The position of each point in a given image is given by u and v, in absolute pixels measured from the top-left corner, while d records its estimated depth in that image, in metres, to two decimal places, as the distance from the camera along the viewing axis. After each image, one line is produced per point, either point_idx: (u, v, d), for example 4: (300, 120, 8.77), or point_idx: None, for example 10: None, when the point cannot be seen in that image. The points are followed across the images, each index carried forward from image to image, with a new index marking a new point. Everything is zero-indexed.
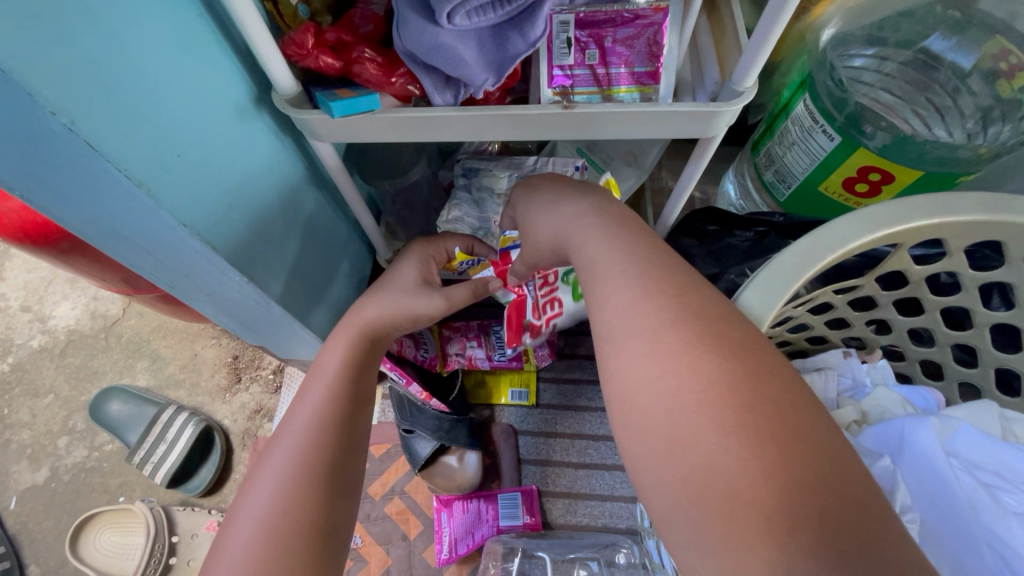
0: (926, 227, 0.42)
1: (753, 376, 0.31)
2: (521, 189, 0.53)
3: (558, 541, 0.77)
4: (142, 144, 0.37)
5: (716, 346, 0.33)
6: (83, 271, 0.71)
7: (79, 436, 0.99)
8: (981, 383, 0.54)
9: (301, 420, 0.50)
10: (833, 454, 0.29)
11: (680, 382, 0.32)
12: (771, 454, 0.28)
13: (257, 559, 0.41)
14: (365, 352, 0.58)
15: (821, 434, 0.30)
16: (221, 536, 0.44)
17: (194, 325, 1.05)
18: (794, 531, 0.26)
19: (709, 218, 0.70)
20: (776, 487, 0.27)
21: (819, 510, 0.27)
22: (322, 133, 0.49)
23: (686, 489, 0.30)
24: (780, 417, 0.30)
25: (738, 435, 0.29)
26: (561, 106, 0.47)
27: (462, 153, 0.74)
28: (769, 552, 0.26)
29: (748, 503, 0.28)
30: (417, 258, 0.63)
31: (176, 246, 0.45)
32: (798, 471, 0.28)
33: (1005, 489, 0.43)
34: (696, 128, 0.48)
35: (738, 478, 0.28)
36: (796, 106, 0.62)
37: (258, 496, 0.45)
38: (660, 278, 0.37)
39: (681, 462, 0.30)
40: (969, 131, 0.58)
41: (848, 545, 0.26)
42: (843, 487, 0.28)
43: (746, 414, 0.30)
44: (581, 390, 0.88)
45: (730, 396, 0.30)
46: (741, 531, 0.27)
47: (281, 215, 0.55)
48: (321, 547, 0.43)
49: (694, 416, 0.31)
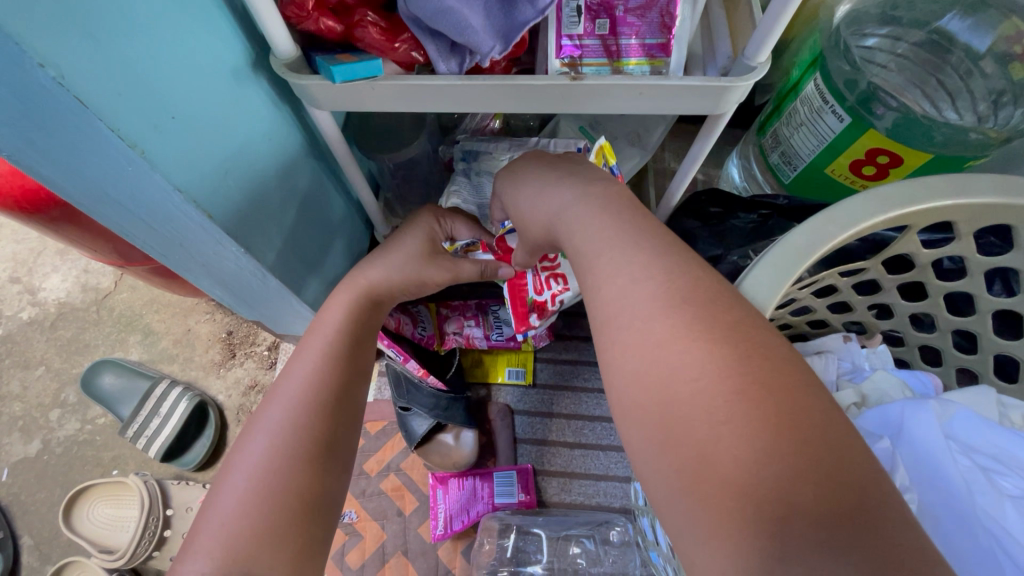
0: (936, 210, 0.42)
1: (754, 360, 0.31)
2: (504, 172, 0.53)
3: (553, 519, 0.79)
4: (136, 103, 0.36)
5: (724, 325, 0.32)
6: (75, 240, 0.70)
7: (72, 409, 0.98)
8: (979, 368, 0.54)
9: (295, 387, 0.50)
10: (838, 440, 0.28)
11: (678, 367, 0.31)
12: (767, 441, 0.28)
13: (246, 522, 0.41)
14: (364, 325, 0.57)
15: (824, 418, 0.29)
16: (211, 498, 0.44)
17: (188, 300, 1.04)
18: (788, 518, 0.26)
19: (713, 200, 0.69)
20: (772, 472, 0.27)
21: (817, 496, 0.26)
22: (322, 100, 0.48)
23: (683, 474, 0.29)
24: (781, 400, 0.29)
25: (735, 418, 0.29)
26: (569, 77, 0.45)
27: (463, 130, 0.72)
28: (763, 541, 0.26)
29: (741, 489, 0.27)
30: (422, 229, 0.63)
31: (170, 212, 0.44)
32: (795, 457, 0.27)
33: (1000, 472, 0.44)
34: (706, 104, 0.47)
35: (731, 461, 0.28)
36: (806, 85, 0.61)
37: (249, 460, 0.45)
38: (668, 257, 0.36)
39: (677, 448, 0.30)
40: (979, 115, 0.57)
41: (845, 532, 0.25)
42: (845, 473, 0.27)
43: (741, 399, 0.29)
44: (578, 370, 0.88)
45: (726, 380, 0.30)
46: (732, 519, 0.27)
47: (278, 186, 0.54)
48: (311, 517, 0.44)
49: (690, 400, 0.30)
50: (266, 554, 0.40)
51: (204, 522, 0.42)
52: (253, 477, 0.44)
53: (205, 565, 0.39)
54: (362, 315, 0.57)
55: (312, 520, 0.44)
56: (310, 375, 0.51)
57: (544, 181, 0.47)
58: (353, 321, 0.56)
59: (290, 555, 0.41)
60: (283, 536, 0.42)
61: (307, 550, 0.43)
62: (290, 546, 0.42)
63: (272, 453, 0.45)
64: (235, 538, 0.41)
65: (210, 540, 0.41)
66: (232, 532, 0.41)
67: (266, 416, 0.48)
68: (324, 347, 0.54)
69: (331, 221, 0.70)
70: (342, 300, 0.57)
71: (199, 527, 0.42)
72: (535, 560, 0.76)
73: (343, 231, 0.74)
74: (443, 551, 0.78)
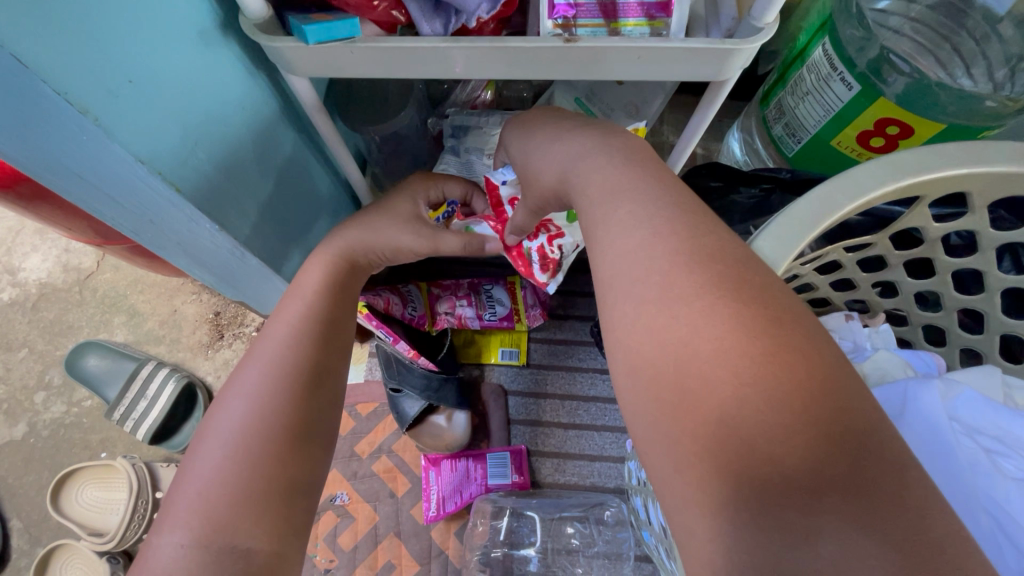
0: (952, 179, 0.40)
1: (772, 325, 0.29)
2: (517, 130, 0.50)
3: (548, 500, 0.78)
4: (86, 62, 0.33)
5: (733, 294, 0.30)
6: (47, 219, 0.67)
7: (57, 391, 0.96)
8: (983, 349, 0.53)
9: (271, 356, 0.49)
10: (868, 415, 0.26)
11: (688, 334, 0.29)
12: (796, 409, 0.26)
13: (225, 497, 0.40)
14: (339, 288, 0.56)
15: (850, 392, 0.27)
16: (187, 465, 0.43)
17: (173, 279, 1.01)
18: (812, 494, 0.24)
19: (713, 173, 0.66)
20: (796, 444, 0.25)
21: (824, 471, 0.24)
22: (297, 65, 0.44)
23: (694, 447, 0.27)
24: (797, 369, 0.27)
25: (753, 384, 0.26)
26: (563, 40, 0.42)
27: (453, 104, 0.68)
28: (761, 519, 0.24)
29: (763, 463, 0.25)
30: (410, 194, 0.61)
31: (133, 186, 0.41)
32: (819, 431, 0.25)
33: (1004, 455, 0.43)
34: (708, 70, 0.44)
35: (754, 434, 0.25)
36: (813, 51, 0.59)
37: (226, 431, 0.44)
38: (678, 222, 0.34)
39: (690, 416, 0.27)
40: (996, 82, 0.54)
41: (854, 507, 0.23)
42: (856, 444, 0.25)
43: (772, 364, 0.27)
44: (572, 350, 0.86)
45: (753, 344, 0.28)
46: (751, 496, 0.25)
47: (254, 157, 0.51)
48: (290, 487, 0.44)
49: (705, 367, 0.28)
50: (247, 521, 0.40)
51: (180, 489, 0.41)
52: (232, 443, 0.43)
53: (186, 531, 0.39)
54: (337, 279, 0.56)
55: (292, 490, 0.44)
56: (286, 339, 0.50)
57: (547, 136, 0.45)
58: (329, 285, 0.55)
59: (271, 523, 0.41)
60: (263, 504, 0.41)
61: (287, 520, 0.42)
62: (271, 514, 0.41)
63: (250, 422, 0.44)
64: (215, 505, 0.40)
65: (188, 506, 0.40)
66: (211, 499, 0.40)
67: (241, 381, 0.47)
68: (299, 310, 0.53)
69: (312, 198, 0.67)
70: (318, 262, 0.56)
71: (176, 494, 0.41)
72: (529, 542, 0.77)
73: (325, 207, 0.71)
74: (436, 532, 0.78)
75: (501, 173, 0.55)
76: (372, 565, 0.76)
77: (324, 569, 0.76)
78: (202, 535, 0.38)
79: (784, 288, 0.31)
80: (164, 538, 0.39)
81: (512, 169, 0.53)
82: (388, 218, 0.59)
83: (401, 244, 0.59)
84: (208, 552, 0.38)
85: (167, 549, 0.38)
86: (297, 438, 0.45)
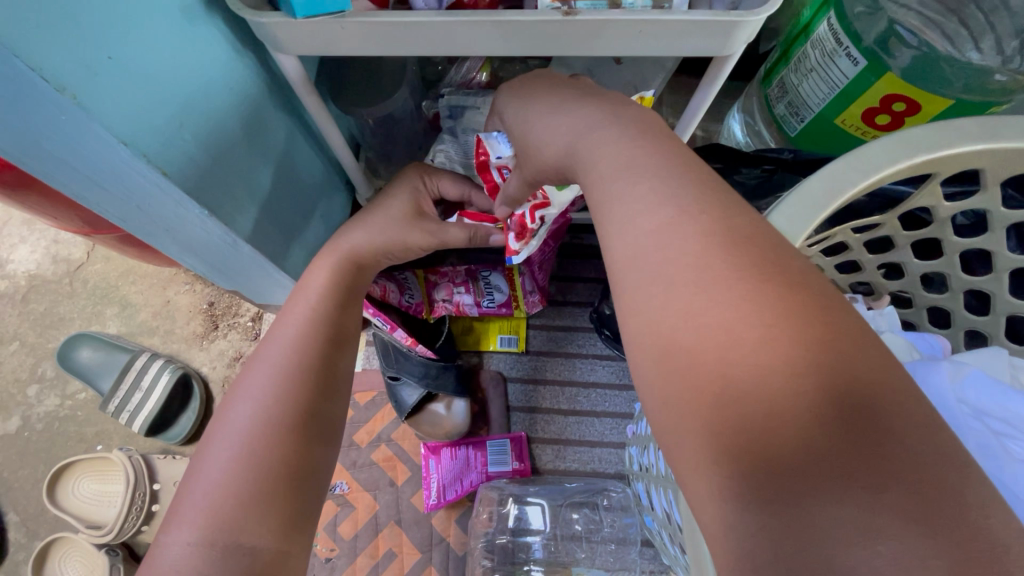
0: (969, 155, 0.39)
1: (819, 315, 0.28)
2: (510, 100, 0.48)
3: (550, 486, 0.78)
4: (65, 35, 0.31)
5: (752, 274, 0.29)
6: (34, 209, 0.65)
7: (50, 384, 0.95)
8: (989, 330, 0.52)
9: (276, 357, 0.48)
10: (908, 403, 0.25)
11: (730, 320, 0.28)
12: (835, 402, 0.25)
13: (232, 496, 0.40)
14: (345, 289, 0.56)
15: (892, 380, 0.26)
16: (194, 467, 0.42)
17: (166, 270, 0.99)
18: (870, 489, 0.23)
19: (714, 155, 0.64)
20: (830, 436, 0.24)
21: (881, 465, 0.23)
22: (286, 43, 0.43)
23: (737, 438, 0.26)
24: (828, 355, 0.26)
25: (806, 373, 0.26)
26: (562, 13, 0.41)
27: (447, 85, 0.65)
28: (798, 513, 0.24)
29: (800, 457, 0.24)
30: (407, 189, 0.62)
31: (120, 170, 0.39)
32: (855, 422, 0.24)
33: (1012, 436, 0.42)
34: (712, 45, 0.43)
35: (804, 429, 0.25)
36: (817, 27, 0.57)
37: (232, 431, 0.43)
38: (689, 200, 0.33)
39: (720, 408, 0.27)
40: (1004, 55, 0.53)
41: (902, 506, 0.23)
42: (910, 440, 0.24)
43: (809, 350, 0.26)
44: (572, 337, 0.85)
45: (792, 332, 0.27)
46: (796, 490, 0.24)
47: (244, 139, 0.50)
48: (297, 484, 0.43)
49: (751, 355, 0.27)
50: (253, 519, 0.39)
51: (188, 490, 0.41)
52: (237, 444, 0.42)
53: (192, 531, 0.38)
54: (342, 281, 0.56)
55: (298, 486, 0.43)
56: (291, 341, 0.50)
57: (546, 112, 0.44)
58: (334, 288, 0.55)
59: (278, 520, 0.40)
60: (269, 502, 0.41)
61: (294, 516, 0.42)
62: (277, 510, 0.41)
63: (256, 420, 0.44)
64: (222, 503, 0.39)
65: (197, 507, 0.39)
66: (217, 498, 0.40)
67: (248, 382, 0.47)
68: (305, 313, 0.52)
69: (305, 184, 0.65)
70: (324, 264, 0.56)
71: (183, 494, 0.41)
72: (535, 529, 0.76)
73: (319, 194, 0.70)
74: (437, 520, 0.78)
75: (496, 144, 0.52)
76: (373, 553, 0.76)
77: (325, 558, 0.76)
78: (208, 536, 0.38)
79: (804, 263, 0.30)
80: (171, 538, 0.38)
81: (506, 140, 0.51)
82: (391, 220, 0.60)
83: (415, 245, 0.61)
84: (214, 551, 0.37)
85: (174, 549, 0.37)
86: (303, 436, 0.45)
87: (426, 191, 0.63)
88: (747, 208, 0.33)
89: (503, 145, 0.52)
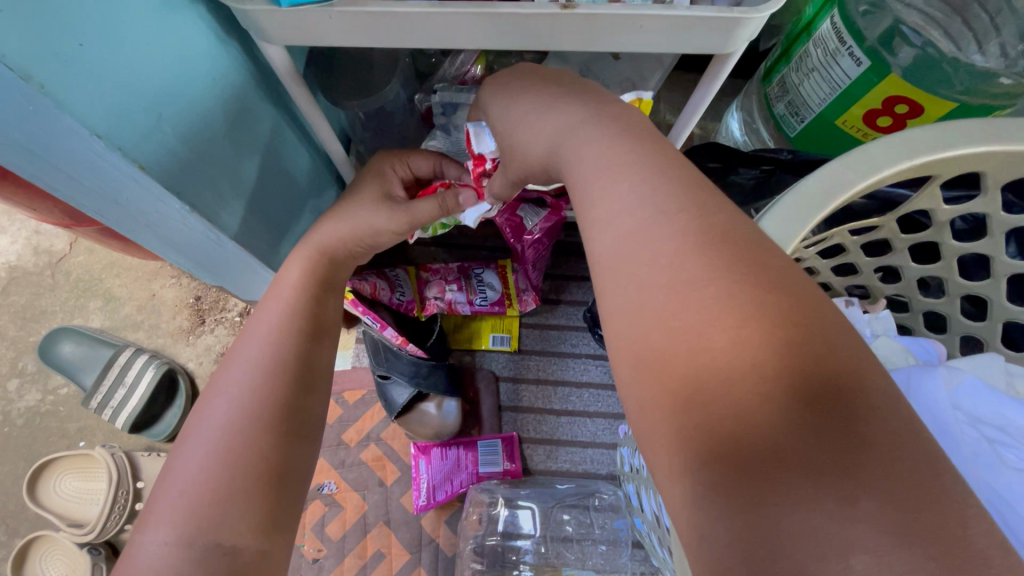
0: (968, 157, 0.38)
1: (791, 317, 0.27)
2: (497, 91, 0.46)
3: (540, 489, 0.77)
4: (27, 22, 0.29)
5: (747, 280, 0.28)
6: (10, 200, 0.63)
7: (31, 378, 0.93)
8: (986, 336, 0.52)
9: (253, 351, 0.47)
10: (904, 416, 0.24)
11: (706, 324, 0.27)
12: (810, 408, 0.24)
13: (209, 496, 0.39)
14: (323, 279, 0.54)
15: (880, 390, 0.25)
16: (171, 465, 0.41)
17: (151, 263, 0.97)
18: (842, 504, 0.22)
19: (711, 154, 0.63)
20: (809, 445, 0.23)
21: (848, 476, 0.23)
22: (271, 32, 0.41)
23: (706, 448, 0.25)
24: (802, 357, 0.25)
25: (772, 382, 0.25)
26: (560, 6, 0.39)
27: (441, 78, 0.63)
28: (786, 531, 0.22)
29: (782, 467, 0.23)
30: (373, 174, 0.59)
31: (93, 163, 0.37)
32: (838, 431, 0.23)
33: (1006, 444, 0.42)
34: (715, 42, 0.42)
35: (776, 441, 0.24)
36: (819, 25, 0.56)
37: (208, 429, 0.42)
38: (686, 202, 0.31)
39: (698, 413, 0.26)
40: (1009, 58, 0.51)
41: (887, 520, 0.22)
42: (879, 447, 0.23)
43: (789, 355, 0.25)
44: (564, 336, 0.84)
45: (768, 336, 0.26)
46: (779, 504, 0.23)
47: (228, 132, 0.48)
48: (275, 482, 0.42)
49: (721, 361, 0.26)
50: (233, 518, 0.38)
51: (165, 488, 0.40)
52: (215, 442, 0.41)
53: (170, 530, 0.37)
54: (320, 272, 0.54)
55: (277, 484, 0.42)
56: (268, 336, 0.48)
57: (538, 107, 0.42)
58: (310, 280, 0.53)
59: (258, 519, 0.40)
60: (248, 500, 0.40)
61: (275, 513, 0.41)
62: (256, 508, 0.40)
63: (232, 417, 0.43)
64: (199, 503, 0.39)
65: (173, 505, 0.39)
66: (194, 496, 0.39)
67: (224, 377, 0.45)
68: (283, 306, 0.50)
69: (294, 180, 0.64)
70: (298, 257, 0.54)
71: (159, 492, 0.40)
72: (526, 532, 0.76)
73: (307, 189, 0.68)
74: (426, 521, 0.77)
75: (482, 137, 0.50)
76: (362, 554, 0.75)
77: (313, 559, 0.75)
78: (186, 535, 0.37)
79: (803, 272, 0.29)
80: (148, 537, 0.38)
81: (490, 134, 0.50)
82: (359, 204, 0.56)
83: (387, 231, 0.57)
84: (192, 549, 0.37)
85: (152, 548, 0.37)
86: (283, 432, 0.44)
87: (394, 173, 0.59)
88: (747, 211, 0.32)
89: (486, 136, 0.51)
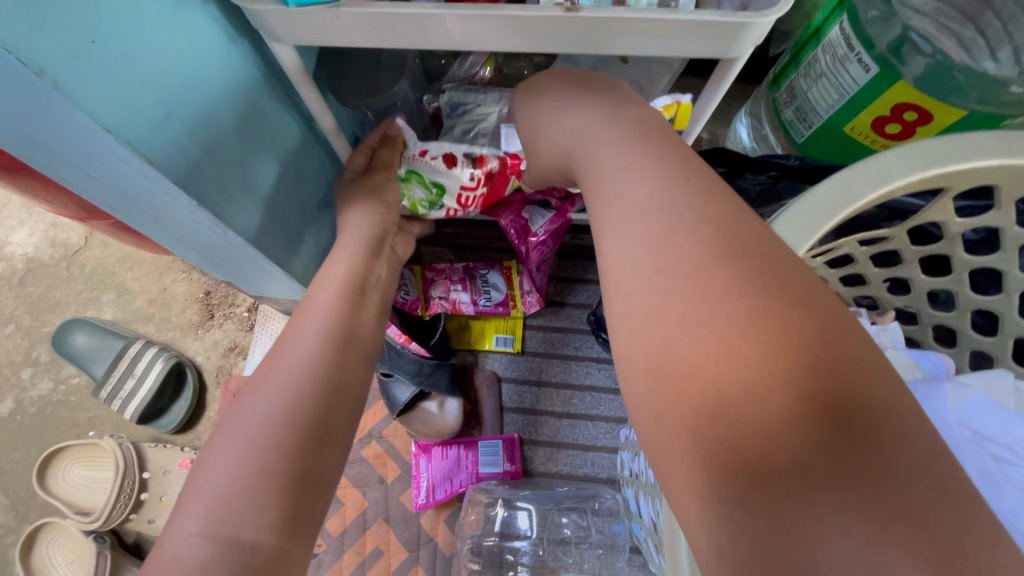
0: (985, 171, 0.37)
1: (823, 337, 0.26)
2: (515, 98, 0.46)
3: (540, 491, 0.77)
4: (40, 20, 0.30)
5: (742, 289, 0.28)
6: (27, 193, 0.64)
7: (44, 367, 0.95)
8: (996, 351, 0.51)
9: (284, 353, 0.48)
10: (922, 434, 0.24)
11: (725, 336, 0.27)
12: (856, 432, 0.24)
13: (234, 490, 0.39)
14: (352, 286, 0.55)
15: (909, 411, 0.25)
16: (200, 461, 0.42)
17: (163, 257, 0.98)
18: (890, 528, 0.22)
19: (719, 159, 0.62)
20: (857, 469, 0.23)
21: (892, 499, 0.22)
22: (279, 32, 0.42)
23: (746, 469, 0.25)
24: (845, 381, 0.25)
25: (808, 403, 0.25)
26: (563, 9, 0.39)
27: (450, 79, 0.64)
28: (833, 553, 0.22)
29: (826, 491, 0.23)
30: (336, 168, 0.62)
31: (103, 157, 0.38)
32: (884, 455, 0.23)
33: (1014, 464, 0.41)
34: (719, 47, 0.42)
35: (816, 463, 0.23)
36: (828, 31, 0.56)
37: (238, 427, 0.43)
38: (684, 209, 0.32)
39: (718, 428, 0.26)
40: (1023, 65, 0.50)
41: (926, 543, 0.21)
42: (908, 464, 0.23)
43: (822, 376, 0.25)
44: (568, 338, 0.84)
45: (803, 355, 0.26)
46: (829, 528, 0.22)
47: (237, 129, 0.49)
48: (299, 481, 0.42)
49: (744, 375, 0.26)
50: (255, 512, 0.38)
51: (193, 483, 0.40)
52: (244, 439, 0.42)
53: (195, 522, 0.38)
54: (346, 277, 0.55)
55: (301, 483, 0.42)
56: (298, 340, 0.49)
57: (546, 111, 0.43)
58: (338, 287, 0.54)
59: (278, 515, 0.39)
60: (272, 496, 0.40)
61: (297, 511, 0.41)
62: (277, 505, 0.40)
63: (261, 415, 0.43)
64: (224, 497, 0.39)
65: (200, 498, 0.39)
66: (220, 491, 0.39)
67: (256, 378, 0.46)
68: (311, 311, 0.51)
69: (306, 179, 0.65)
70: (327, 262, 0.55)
71: (187, 487, 0.40)
72: (522, 533, 0.76)
73: (320, 189, 0.69)
74: (425, 519, 0.77)
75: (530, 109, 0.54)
76: (360, 551, 0.76)
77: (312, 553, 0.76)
78: (210, 527, 0.37)
79: (801, 279, 0.29)
80: (175, 528, 0.38)
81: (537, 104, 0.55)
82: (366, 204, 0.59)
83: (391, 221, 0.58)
84: (216, 541, 0.37)
85: (179, 540, 0.37)
86: (308, 431, 0.44)
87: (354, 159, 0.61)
88: (749, 216, 0.32)
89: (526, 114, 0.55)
